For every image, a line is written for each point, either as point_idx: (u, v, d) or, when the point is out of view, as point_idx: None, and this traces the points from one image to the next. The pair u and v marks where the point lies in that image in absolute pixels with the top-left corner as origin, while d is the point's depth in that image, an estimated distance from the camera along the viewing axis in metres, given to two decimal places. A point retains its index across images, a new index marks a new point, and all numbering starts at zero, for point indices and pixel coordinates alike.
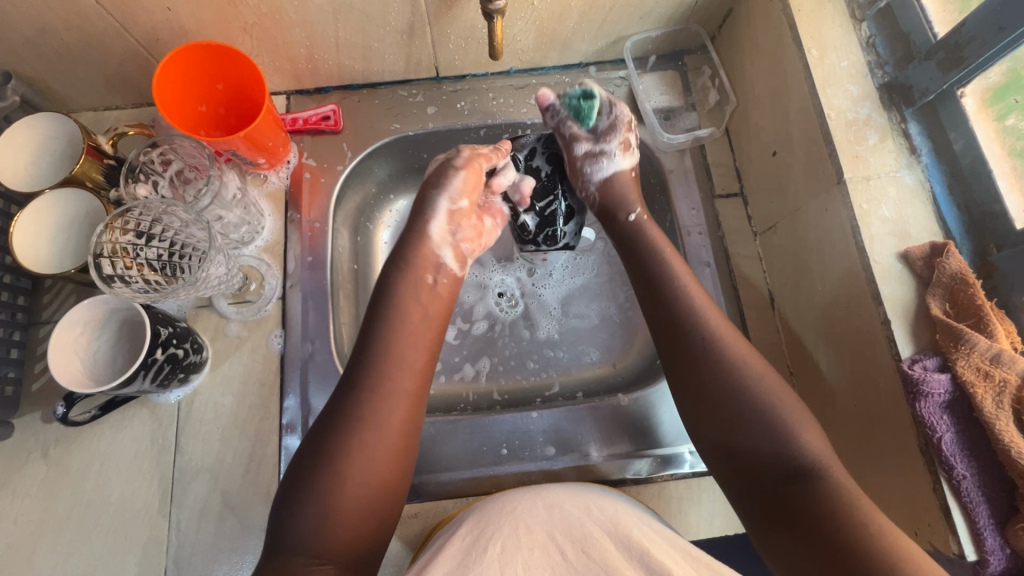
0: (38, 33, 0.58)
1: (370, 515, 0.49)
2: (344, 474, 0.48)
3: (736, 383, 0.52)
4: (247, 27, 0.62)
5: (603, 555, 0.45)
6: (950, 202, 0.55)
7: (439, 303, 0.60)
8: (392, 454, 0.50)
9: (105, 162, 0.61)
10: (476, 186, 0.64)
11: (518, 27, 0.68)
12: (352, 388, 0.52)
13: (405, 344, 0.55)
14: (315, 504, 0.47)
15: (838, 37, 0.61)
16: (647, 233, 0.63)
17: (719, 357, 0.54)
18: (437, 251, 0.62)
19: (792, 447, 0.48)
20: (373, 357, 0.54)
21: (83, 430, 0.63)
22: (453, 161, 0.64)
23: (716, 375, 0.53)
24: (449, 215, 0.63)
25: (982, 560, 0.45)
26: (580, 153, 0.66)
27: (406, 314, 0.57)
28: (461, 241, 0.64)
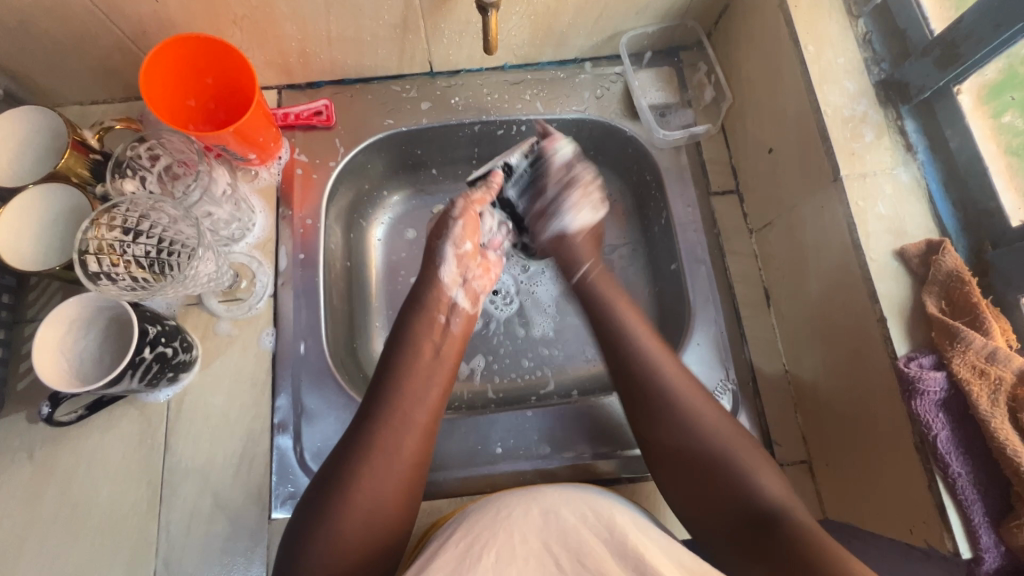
0: (21, 24, 0.57)
1: (375, 545, 0.48)
2: (352, 501, 0.48)
3: (688, 430, 0.54)
4: (237, 20, 0.61)
5: (598, 562, 0.45)
6: (946, 200, 0.55)
7: (452, 339, 0.61)
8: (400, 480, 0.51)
9: (90, 157, 0.59)
10: (476, 230, 0.65)
11: (514, 21, 0.67)
12: (366, 418, 0.53)
13: (420, 377, 0.56)
14: (323, 534, 0.47)
15: (835, 33, 0.61)
16: (596, 292, 0.65)
17: (665, 402, 0.55)
18: (449, 292, 0.63)
19: (751, 492, 0.50)
20: (386, 388, 0.55)
21: (69, 431, 0.62)
22: (450, 210, 0.65)
23: (673, 422, 0.55)
24: (456, 259, 0.64)
25: (977, 558, 0.45)
26: (545, 202, 0.70)
27: (418, 349, 0.58)
28: (473, 281, 0.65)
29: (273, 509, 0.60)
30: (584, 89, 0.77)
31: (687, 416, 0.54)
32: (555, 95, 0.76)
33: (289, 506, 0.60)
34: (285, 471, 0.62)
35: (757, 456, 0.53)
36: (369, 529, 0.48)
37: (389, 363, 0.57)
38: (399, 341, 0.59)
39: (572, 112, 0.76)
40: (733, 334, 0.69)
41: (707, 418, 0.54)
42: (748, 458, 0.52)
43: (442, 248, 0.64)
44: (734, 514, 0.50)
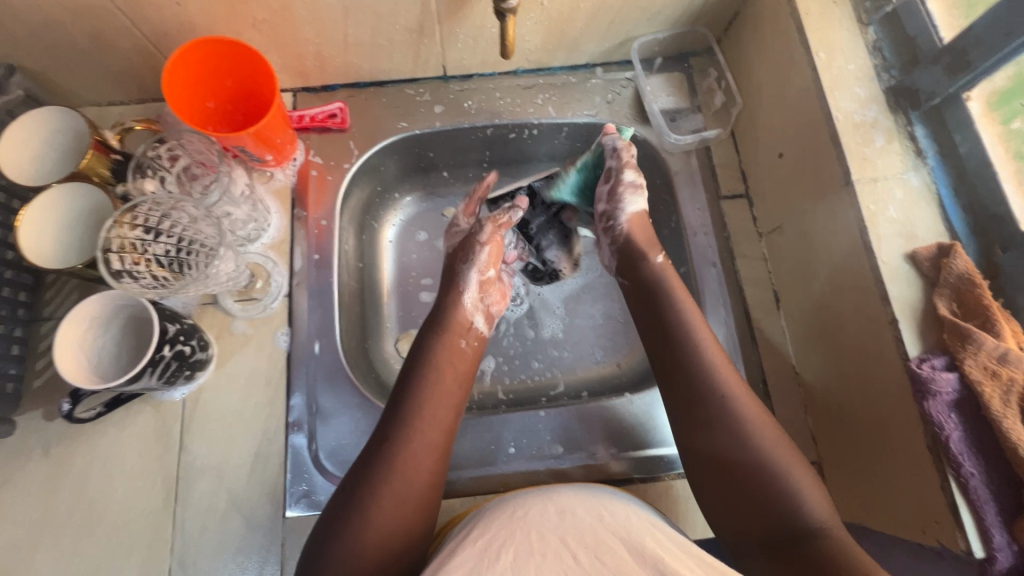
0: (44, 27, 0.58)
1: (398, 556, 0.48)
2: (375, 519, 0.48)
3: (733, 441, 0.52)
4: (256, 24, 0.62)
5: (614, 560, 0.45)
6: (956, 204, 0.55)
7: (463, 358, 0.60)
8: (419, 499, 0.51)
9: (111, 158, 0.61)
10: (498, 255, 0.66)
11: (528, 27, 0.68)
12: (384, 441, 0.52)
13: (436, 398, 0.56)
14: (343, 549, 0.47)
15: (845, 40, 0.62)
16: (665, 279, 0.62)
17: (718, 411, 0.54)
18: (471, 316, 0.64)
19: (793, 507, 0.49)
20: (401, 406, 0.55)
21: (85, 428, 0.62)
22: (477, 235, 0.66)
23: (709, 431, 0.54)
24: (478, 285, 0.65)
25: (990, 557, 0.46)
26: (625, 179, 0.65)
27: (442, 374, 0.58)
28: (490, 306, 0.66)
29: (288, 508, 0.61)
30: (595, 94, 0.77)
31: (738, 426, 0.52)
32: (567, 99, 0.77)
33: (304, 504, 0.61)
34: (300, 470, 0.62)
35: (801, 469, 0.51)
36: (391, 544, 0.48)
37: (405, 384, 0.57)
38: (417, 362, 0.59)
39: (583, 116, 0.76)
40: (743, 337, 0.70)
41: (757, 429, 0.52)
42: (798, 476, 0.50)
43: (466, 272, 0.65)
44: (775, 526, 0.49)
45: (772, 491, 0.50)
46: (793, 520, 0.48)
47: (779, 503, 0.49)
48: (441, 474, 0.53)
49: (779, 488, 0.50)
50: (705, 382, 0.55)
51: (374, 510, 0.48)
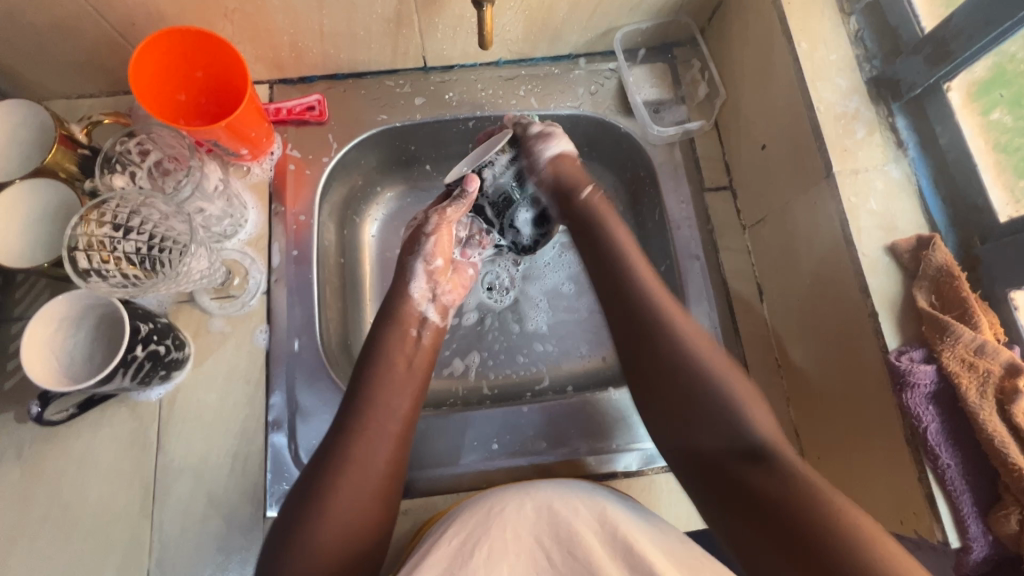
0: (6, 17, 0.56)
1: (352, 545, 0.48)
2: (333, 509, 0.48)
3: (684, 365, 0.53)
4: (228, 13, 0.60)
5: (587, 553, 0.45)
6: (936, 196, 0.55)
7: (412, 346, 0.60)
8: (377, 492, 0.51)
9: (78, 152, 0.58)
10: (447, 244, 0.65)
11: (508, 16, 0.67)
12: (343, 431, 0.52)
13: (395, 388, 0.55)
14: (303, 537, 0.46)
15: (827, 31, 0.61)
16: (600, 211, 0.64)
17: (667, 348, 0.54)
18: (419, 307, 0.63)
19: (740, 428, 0.49)
20: (364, 397, 0.54)
21: (58, 429, 0.61)
22: (423, 225, 0.64)
23: (662, 359, 0.53)
24: (427, 275, 0.64)
25: (966, 547, 0.46)
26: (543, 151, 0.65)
27: (396, 359, 0.58)
28: (444, 296, 0.65)
29: (268, 508, 0.60)
30: (578, 85, 0.76)
31: (686, 352, 0.53)
32: (550, 90, 0.76)
33: None
34: (280, 469, 0.61)
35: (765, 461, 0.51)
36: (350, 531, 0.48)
37: (362, 377, 0.56)
38: (370, 354, 0.58)
39: (566, 107, 0.76)
40: (726, 330, 0.69)
41: (710, 358, 0.53)
42: (745, 397, 0.51)
43: (412, 264, 0.64)
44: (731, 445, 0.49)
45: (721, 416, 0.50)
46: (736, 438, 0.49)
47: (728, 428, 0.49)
48: (400, 455, 0.53)
49: (724, 412, 0.50)
50: (643, 309, 0.56)
51: (338, 496, 0.48)
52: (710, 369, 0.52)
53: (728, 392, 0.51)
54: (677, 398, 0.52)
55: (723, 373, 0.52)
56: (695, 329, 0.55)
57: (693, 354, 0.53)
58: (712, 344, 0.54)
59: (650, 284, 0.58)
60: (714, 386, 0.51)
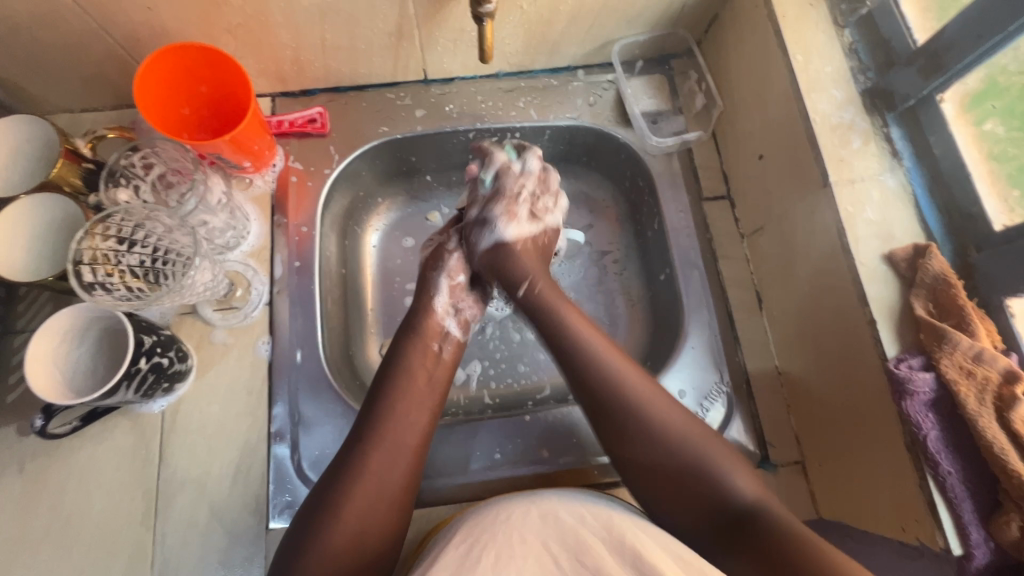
0: (12, 34, 0.56)
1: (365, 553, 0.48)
2: (345, 517, 0.48)
3: (646, 433, 0.54)
4: (231, 28, 0.61)
5: (596, 561, 0.46)
6: (931, 205, 0.56)
7: (432, 360, 0.60)
8: (391, 503, 0.51)
9: (82, 166, 0.59)
10: (470, 261, 0.67)
11: (507, 30, 0.68)
12: (357, 445, 0.52)
13: (412, 402, 0.56)
14: (316, 547, 0.47)
15: (822, 43, 0.62)
16: (550, 303, 0.62)
17: (626, 419, 0.55)
18: (441, 320, 0.63)
19: (724, 495, 0.51)
20: (385, 409, 0.54)
21: (61, 442, 0.61)
22: (445, 243, 0.68)
23: (627, 431, 0.54)
24: (449, 290, 0.65)
25: (968, 554, 0.46)
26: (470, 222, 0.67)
27: (416, 373, 0.58)
28: (463, 311, 0.65)
29: (271, 519, 0.60)
30: (577, 97, 0.77)
31: (643, 414, 0.55)
32: (549, 102, 0.77)
33: (287, 516, 0.60)
34: (283, 480, 0.61)
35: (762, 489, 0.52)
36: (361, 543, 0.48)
37: (379, 390, 0.56)
38: (390, 368, 0.58)
39: (565, 119, 0.76)
40: (726, 338, 0.70)
41: (670, 419, 0.54)
42: (723, 459, 0.53)
43: (435, 278, 0.65)
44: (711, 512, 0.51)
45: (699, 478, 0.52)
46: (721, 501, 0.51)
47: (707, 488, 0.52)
48: (417, 468, 0.54)
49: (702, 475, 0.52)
50: (603, 385, 0.56)
51: (351, 510, 0.49)
52: (652, 416, 0.54)
53: (679, 454, 0.53)
54: (642, 463, 0.54)
55: (693, 438, 0.54)
56: (648, 384, 0.57)
57: (651, 422, 0.54)
58: (668, 401, 0.56)
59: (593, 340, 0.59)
60: (684, 441, 0.53)
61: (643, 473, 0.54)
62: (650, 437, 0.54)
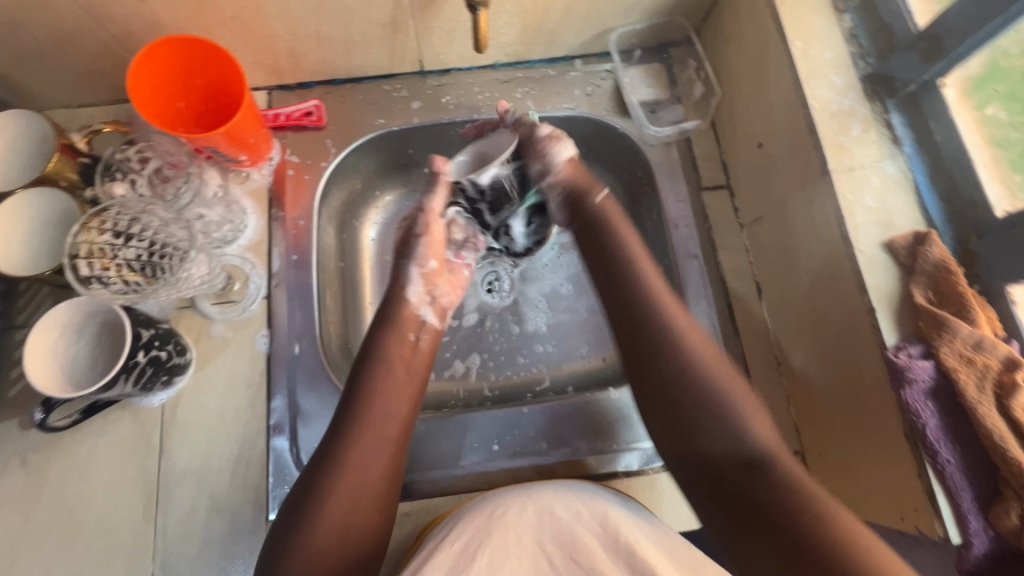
0: (7, 28, 0.56)
1: (351, 550, 0.49)
2: (326, 517, 0.48)
3: (679, 370, 0.52)
4: (225, 21, 0.61)
5: (590, 559, 0.46)
6: (932, 192, 0.55)
7: (410, 351, 0.59)
8: (374, 499, 0.51)
9: (79, 161, 0.60)
10: (440, 248, 0.64)
11: (503, 19, 0.67)
12: (337, 444, 0.52)
13: (391, 394, 0.55)
14: (298, 551, 0.47)
15: (821, 29, 0.61)
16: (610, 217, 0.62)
17: (667, 353, 0.53)
18: (417, 311, 0.61)
19: (743, 438, 0.49)
20: (360, 408, 0.54)
21: (62, 436, 0.61)
22: (412, 226, 0.64)
23: (662, 368, 0.53)
24: (422, 279, 0.62)
25: (967, 543, 0.46)
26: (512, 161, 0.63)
27: (391, 363, 0.57)
28: (439, 299, 0.64)
29: (270, 511, 0.60)
30: (575, 86, 0.77)
31: (676, 353, 0.53)
32: (546, 92, 0.76)
33: None
34: (282, 472, 0.62)
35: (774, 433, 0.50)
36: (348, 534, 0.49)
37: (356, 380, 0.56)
38: (365, 360, 0.57)
39: (563, 109, 0.76)
40: (725, 329, 0.69)
41: (700, 354, 0.53)
42: (745, 400, 0.51)
43: (406, 269, 0.62)
44: (727, 459, 0.49)
45: (718, 419, 0.50)
46: (738, 447, 0.49)
47: (725, 432, 0.50)
48: (397, 460, 0.54)
49: (726, 417, 0.50)
50: (645, 316, 0.55)
51: (332, 511, 0.49)
52: (688, 348, 0.53)
53: (705, 388, 0.51)
54: (670, 407, 0.52)
55: (716, 376, 0.52)
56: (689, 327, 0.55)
57: (689, 362, 0.52)
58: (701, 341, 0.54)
59: (640, 268, 0.58)
60: (710, 389, 0.51)
61: (677, 416, 0.52)
62: (691, 375, 0.52)
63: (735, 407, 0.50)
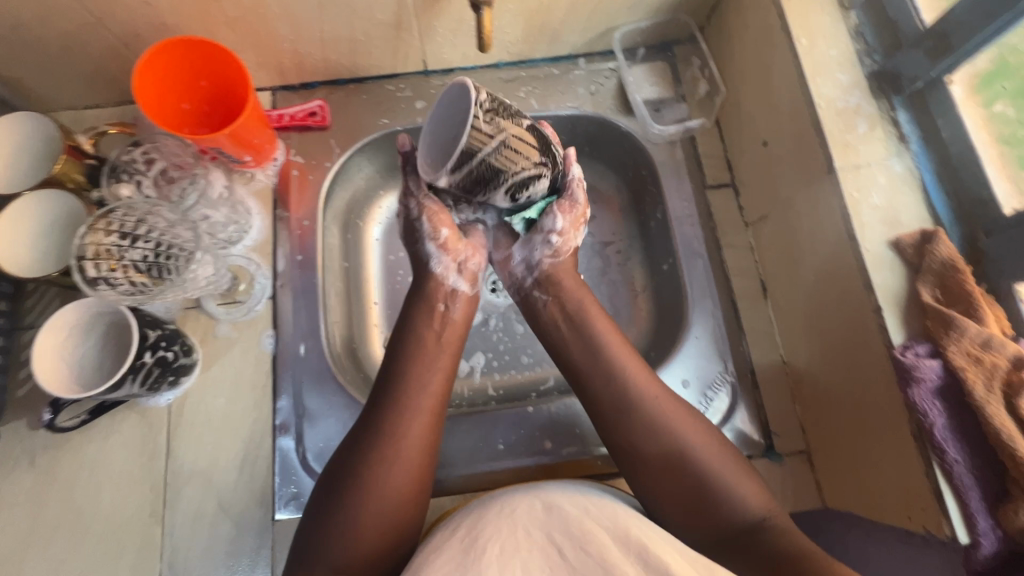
0: (13, 31, 0.57)
1: (395, 523, 0.50)
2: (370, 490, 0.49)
3: (655, 433, 0.54)
4: (229, 22, 0.61)
5: (601, 551, 0.45)
6: (939, 189, 0.55)
7: (443, 321, 0.60)
8: (415, 473, 0.52)
9: (85, 163, 0.60)
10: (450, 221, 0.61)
11: (507, 18, 0.67)
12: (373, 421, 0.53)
13: (426, 365, 0.56)
14: (342, 521, 0.48)
15: (826, 25, 0.61)
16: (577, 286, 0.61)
17: (637, 413, 0.55)
18: (446, 282, 0.61)
19: (733, 506, 0.50)
20: (394, 383, 0.55)
21: (70, 436, 0.62)
22: (410, 214, 0.62)
23: (642, 432, 0.54)
24: (443, 250, 0.61)
25: (975, 543, 0.45)
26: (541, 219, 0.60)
27: (423, 338, 0.58)
28: (466, 263, 0.62)
29: (277, 511, 0.60)
30: (578, 85, 0.77)
31: (650, 415, 0.55)
32: (549, 91, 0.76)
33: (292, 507, 0.60)
34: (288, 472, 0.62)
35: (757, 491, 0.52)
36: (384, 528, 0.49)
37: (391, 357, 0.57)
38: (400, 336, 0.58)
39: (567, 108, 0.76)
40: (730, 328, 0.69)
41: (673, 419, 0.54)
42: (728, 473, 0.52)
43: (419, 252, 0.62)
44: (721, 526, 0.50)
45: (704, 485, 0.51)
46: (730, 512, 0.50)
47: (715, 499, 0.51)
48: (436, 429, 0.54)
49: (710, 484, 0.51)
50: (615, 379, 0.56)
51: (377, 482, 0.50)
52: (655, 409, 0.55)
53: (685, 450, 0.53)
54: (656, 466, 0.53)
55: (697, 450, 0.53)
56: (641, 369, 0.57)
57: (655, 420, 0.54)
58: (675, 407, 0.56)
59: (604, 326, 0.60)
60: (683, 447, 0.53)
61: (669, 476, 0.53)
62: (667, 442, 0.53)
63: (716, 477, 0.52)
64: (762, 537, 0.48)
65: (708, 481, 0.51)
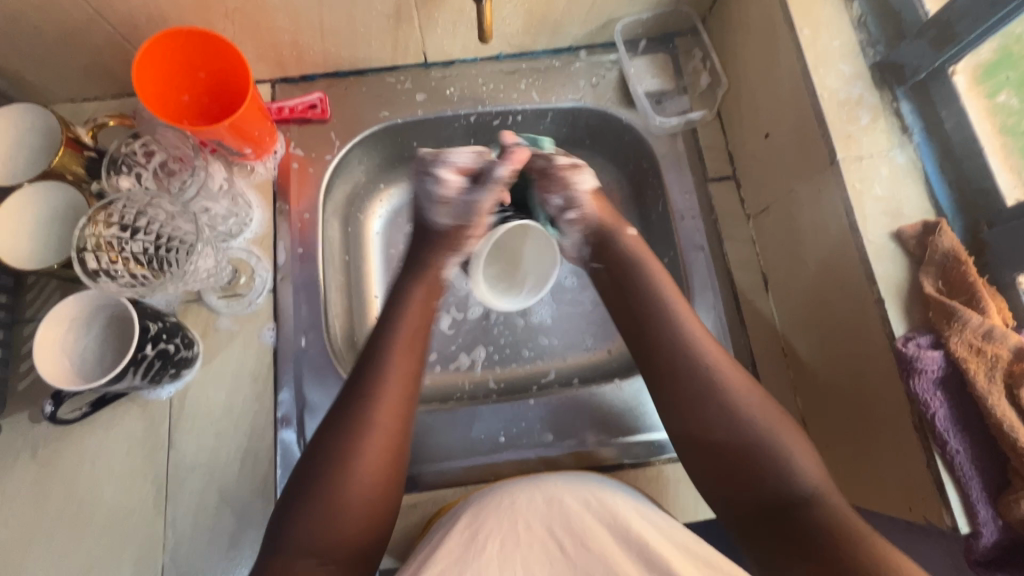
0: (10, 23, 0.56)
1: (375, 510, 0.50)
2: (350, 477, 0.49)
3: (720, 410, 0.51)
4: (228, 13, 0.60)
5: (602, 548, 0.46)
6: (941, 180, 0.55)
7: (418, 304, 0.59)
8: (391, 459, 0.51)
9: (84, 155, 0.59)
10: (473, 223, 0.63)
11: (507, 9, 0.67)
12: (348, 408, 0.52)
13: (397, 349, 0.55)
14: (321, 508, 0.48)
15: (828, 16, 0.60)
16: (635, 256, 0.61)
17: (696, 384, 0.53)
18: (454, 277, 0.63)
19: (790, 477, 0.48)
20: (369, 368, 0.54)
21: (71, 429, 0.62)
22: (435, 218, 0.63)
23: (708, 408, 0.52)
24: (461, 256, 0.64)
25: (975, 532, 0.46)
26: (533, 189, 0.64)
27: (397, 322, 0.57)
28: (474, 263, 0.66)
29: None
30: (579, 77, 0.76)
31: (715, 388, 0.52)
32: (550, 83, 0.76)
33: None
34: (290, 465, 0.62)
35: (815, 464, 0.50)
36: (370, 512, 0.49)
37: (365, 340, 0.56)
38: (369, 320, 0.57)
39: (568, 100, 0.75)
40: (732, 320, 0.69)
41: (738, 391, 0.52)
42: (789, 439, 0.50)
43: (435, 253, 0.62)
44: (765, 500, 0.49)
45: (764, 458, 0.49)
46: (783, 486, 0.48)
47: (770, 472, 0.49)
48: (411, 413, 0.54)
49: (772, 457, 0.49)
50: (679, 346, 0.54)
51: (354, 469, 0.49)
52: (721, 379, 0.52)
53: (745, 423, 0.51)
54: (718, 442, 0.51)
55: (766, 423, 0.50)
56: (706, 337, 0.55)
57: (723, 389, 0.52)
58: (742, 380, 0.53)
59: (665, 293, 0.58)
60: (748, 421, 0.51)
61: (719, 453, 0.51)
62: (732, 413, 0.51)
63: (779, 449, 0.49)
64: (804, 514, 0.47)
65: (774, 457, 0.49)
